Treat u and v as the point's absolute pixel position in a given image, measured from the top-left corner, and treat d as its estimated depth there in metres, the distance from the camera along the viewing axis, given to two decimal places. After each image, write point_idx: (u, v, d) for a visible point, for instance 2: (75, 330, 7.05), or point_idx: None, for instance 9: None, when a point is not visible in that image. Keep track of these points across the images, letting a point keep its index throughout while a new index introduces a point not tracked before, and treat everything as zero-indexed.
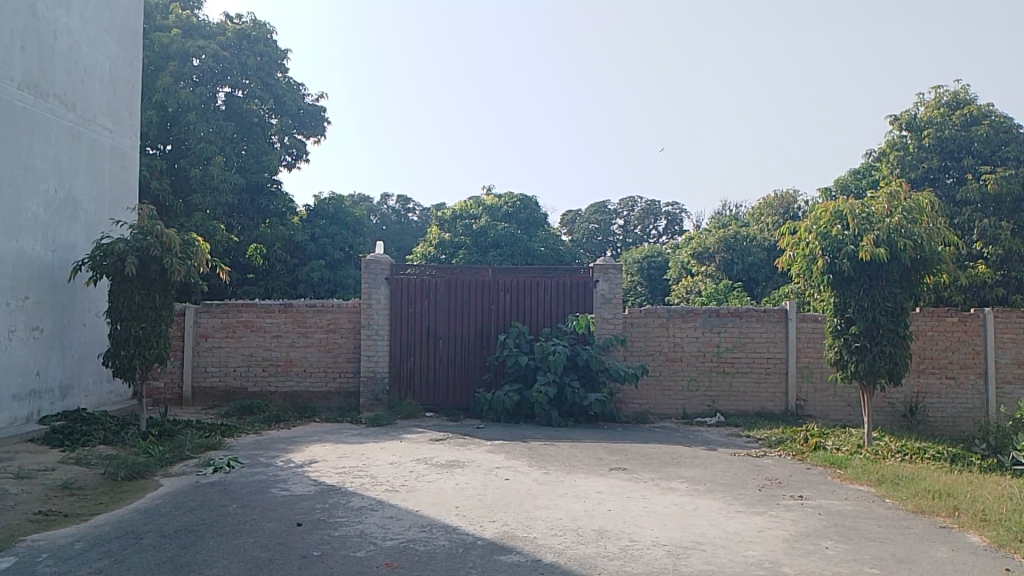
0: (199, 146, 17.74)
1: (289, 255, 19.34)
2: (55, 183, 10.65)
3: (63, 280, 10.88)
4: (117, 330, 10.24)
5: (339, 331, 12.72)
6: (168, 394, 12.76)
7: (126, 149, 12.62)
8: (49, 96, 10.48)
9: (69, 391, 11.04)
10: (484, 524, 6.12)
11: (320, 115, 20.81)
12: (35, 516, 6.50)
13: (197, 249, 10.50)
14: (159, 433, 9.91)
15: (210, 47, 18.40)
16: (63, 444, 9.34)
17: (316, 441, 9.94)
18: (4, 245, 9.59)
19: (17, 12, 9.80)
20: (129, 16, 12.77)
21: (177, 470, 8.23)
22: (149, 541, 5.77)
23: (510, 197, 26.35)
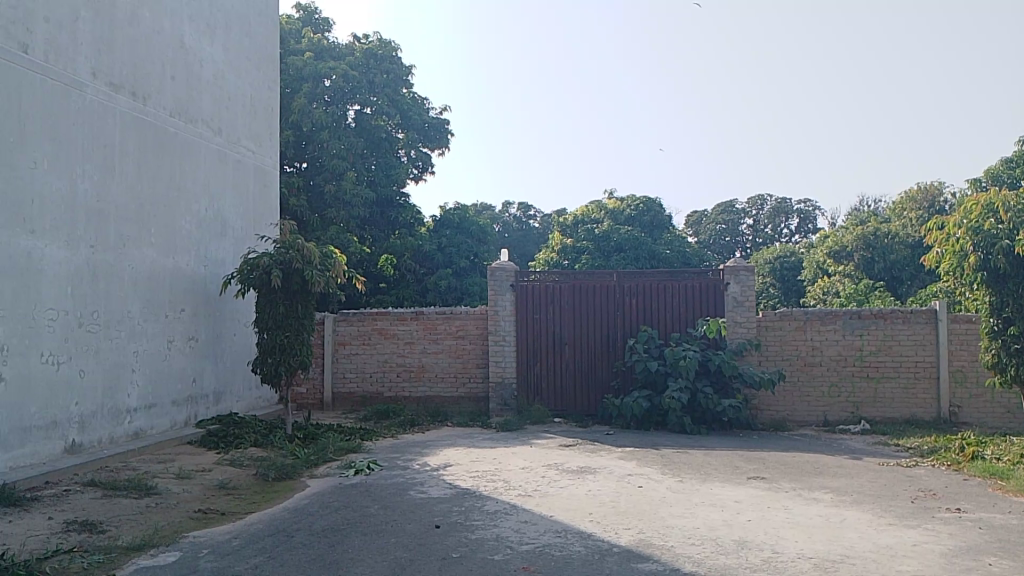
0: (332, 163, 18.69)
1: (417, 266, 19.91)
2: (204, 203, 11.42)
3: (214, 293, 11.67)
4: (265, 339, 10.87)
5: (468, 338, 12.97)
6: (311, 399, 13.43)
7: (267, 167, 13.38)
8: (197, 122, 11.28)
9: (222, 397, 11.83)
10: (620, 531, 6.07)
11: (444, 127, 21.32)
12: (196, 513, 6.99)
13: (334, 261, 11.01)
14: (304, 436, 10.46)
15: (340, 68, 19.29)
16: (218, 446, 10.00)
17: (449, 445, 10.18)
18: (163, 261, 10.40)
19: (168, 45, 10.62)
20: (266, 43, 13.56)
21: (322, 472, 8.66)
22: (299, 539, 6.08)
23: (632, 200, 26.17)
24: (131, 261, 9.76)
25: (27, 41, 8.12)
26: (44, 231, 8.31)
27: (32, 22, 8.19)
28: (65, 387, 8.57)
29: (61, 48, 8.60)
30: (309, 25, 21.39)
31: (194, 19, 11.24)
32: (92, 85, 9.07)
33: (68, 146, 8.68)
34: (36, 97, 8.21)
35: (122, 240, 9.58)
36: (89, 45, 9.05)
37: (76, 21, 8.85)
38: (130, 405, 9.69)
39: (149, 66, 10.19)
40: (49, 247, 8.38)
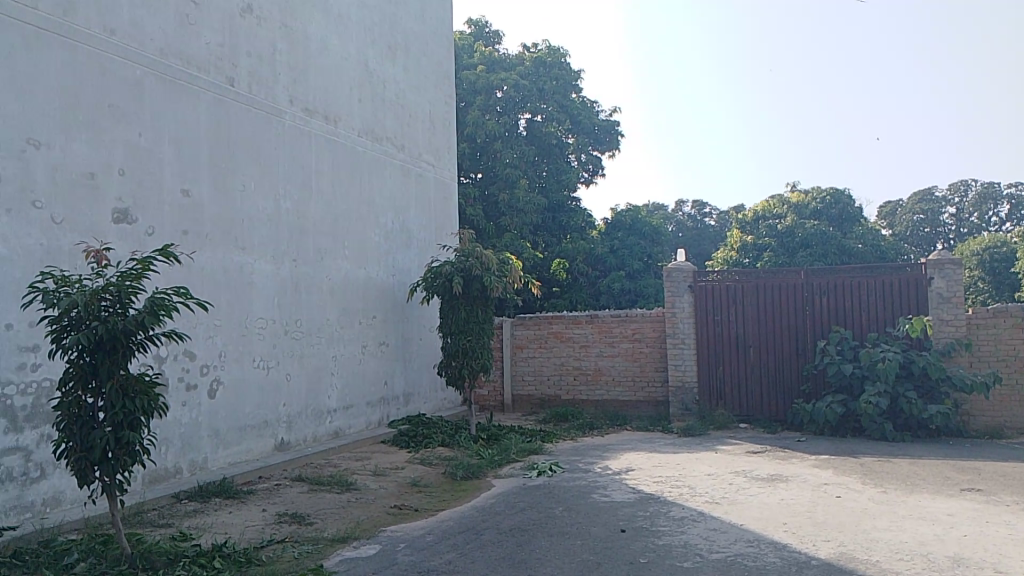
0: (505, 172, 19.20)
1: (590, 268, 19.93)
2: (391, 216, 12.08)
3: (402, 300, 12.30)
4: (448, 343, 11.31)
5: (645, 340, 12.82)
6: (492, 401, 13.83)
7: (447, 179, 13.94)
8: (382, 139, 11.96)
9: (411, 398, 12.45)
10: (817, 543, 5.75)
11: (615, 129, 21.24)
12: (393, 509, 7.39)
13: (510, 267, 11.27)
14: (488, 437, 10.78)
15: (511, 78, 19.75)
16: (409, 446, 10.53)
17: (630, 449, 10.11)
18: (355, 271, 11.11)
19: (355, 69, 11.35)
20: (442, 60, 14.15)
21: (507, 472, 8.87)
22: (488, 537, 6.26)
23: (818, 192, 24.84)
24: (328, 273, 10.51)
25: (233, 75, 8.95)
26: (252, 246, 9.11)
27: (237, 57, 9.02)
28: (274, 389, 9.36)
29: (262, 79, 9.41)
30: (480, 39, 22.08)
31: (377, 43, 11.94)
32: (290, 111, 9.88)
33: (271, 168, 9.48)
34: (242, 125, 9.03)
35: (320, 253, 10.33)
36: (285, 75, 9.84)
37: (274, 53, 9.65)
38: (330, 406, 10.42)
39: (339, 90, 10.93)
40: (257, 261, 9.18)
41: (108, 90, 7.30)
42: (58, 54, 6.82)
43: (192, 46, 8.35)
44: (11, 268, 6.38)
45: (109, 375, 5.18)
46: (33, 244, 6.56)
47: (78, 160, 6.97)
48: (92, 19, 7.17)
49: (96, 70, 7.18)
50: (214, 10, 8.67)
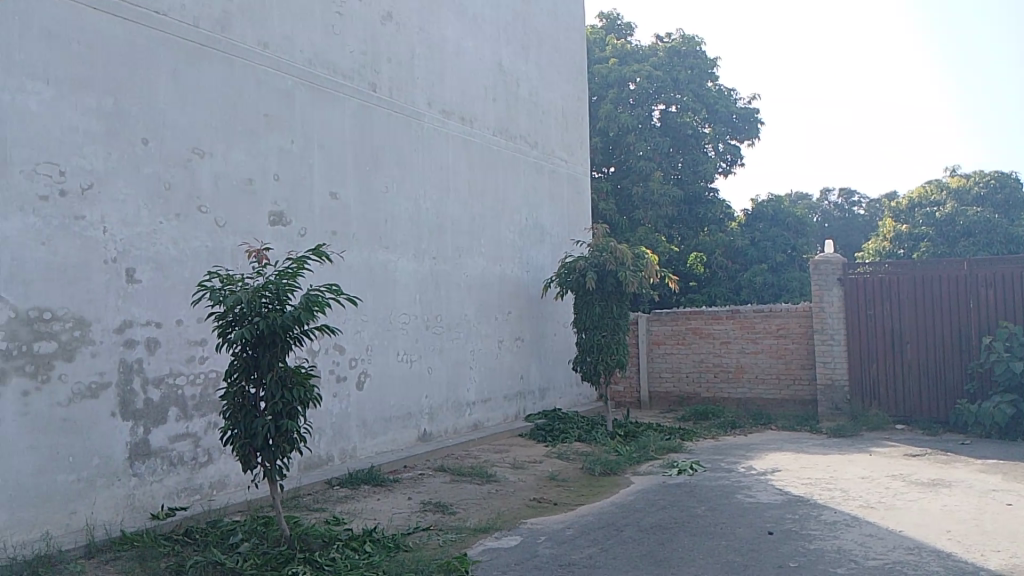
0: (639, 165, 18.97)
1: (730, 262, 19.25)
2: (525, 213, 12.21)
3: (536, 296, 12.40)
4: (583, 339, 11.30)
5: (791, 337, 12.30)
6: (628, 398, 13.71)
7: (579, 174, 13.91)
8: (516, 137, 12.09)
9: (547, 393, 12.54)
10: (987, 554, 5.31)
11: (754, 117, 20.47)
12: (532, 502, 7.47)
13: (646, 261, 11.11)
14: (625, 433, 10.69)
15: (644, 69, 19.47)
16: (546, 440, 10.60)
17: (774, 449, 9.73)
18: (491, 268, 11.29)
19: (489, 69, 11.53)
20: (575, 56, 14.13)
21: (645, 469, 8.76)
22: (628, 534, 6.20)
23: (982, 176, 23.00)
24: (465, 269, 10.75)
25: (375, 81, 9.32)
26: (395, 245, 9.45)
27: (378, 63, 9.39)
28: (416, 383, 9.68)
29: (402, 83, 9.75)
30: (612, 32, 21.89)
31: (511, 42, 12.09)
32: (428, 113, 10.17)
33: (411, 169, 9.79)
34: (384, 129, 9.39)
35: (458, 251, 10.58)
36: (424, 78, 10.15)
37: (413, 58, 9.97)
38: (469, 399, 10.66)
39: (473, 90, 11.15)
40: (399, 259, 9.52)
41: (263, 101, 7.78)
42: (219, 69, 7.34)
43: (337, 55, 8.76)
44: (181, 268, 6.93)
45: (270, 367, 5.54)
46: (200, 246, 7.10)
47: (237, 167, 7.48)
48: (248, 34, 7.66)
49: (252, 83, 7.67)
50: (357, 20, 9.06)
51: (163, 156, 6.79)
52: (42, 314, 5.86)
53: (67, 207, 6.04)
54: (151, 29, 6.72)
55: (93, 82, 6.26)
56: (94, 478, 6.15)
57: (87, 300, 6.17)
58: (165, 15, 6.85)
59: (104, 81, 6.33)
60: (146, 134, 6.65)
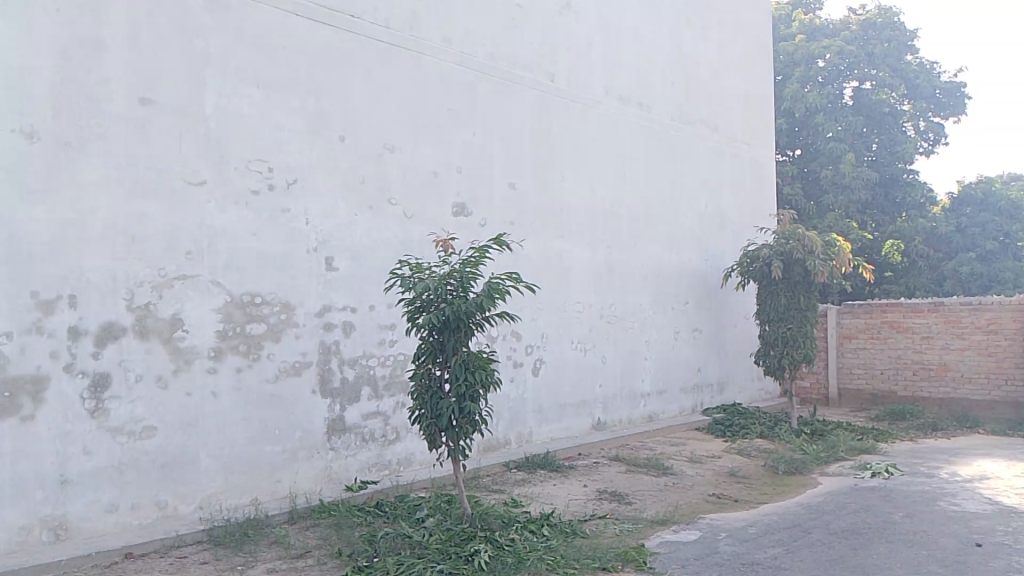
0: (828, 147, 17.90)
1: (931, 250, 17.49)
2: (705, 199, 11.87)
3: (716, 286, 12.03)
4: (767, 331, 10.83)
5: (1004, 332, 11.10)
6: (815, 394, 13.01)
7: (763, 159, 13.31)
8: (696, 122, 11.77)
9: (726, 387, 12.16)
10: None
11: (961, 91, 18.53)
12: (711, 497, 7.27)
13: (838, 249, 10.45)
14: (811, 432, 10.15)
15: (835, 45, 18.29)
16: (726, 435, 10.29)
17: (983, 455, 8.85)
18: (669, 257, 11.08)
19: (668, 53, 11.29)
20: (760, 34, 13.51)
21: (834, 470, 8.28)
22: (815, 536, 5.89)
23: None
24: (642, 258, 10.63)
25: (554, 71, 9.39)
26: (571, 234, 9.51)
27: (557, 53, 9.46)
28: (591, 371, 9.71)
29: (580, 72, 9.77)
30: (799, 8, 20.75)
31: (692, 24, 11.75)
32: (606, 101, 10.12)
33: (588, 157, 9.80)
34: (562, 118, 9.45)
35: (634, 239, 10.48)
36: (602, 66, 10.11)
37: (591, 46, 9.96)
38: (644, 390, 10.56)
39: (652, 76, 10.97)
40: (576, 248, 9.57)
41: (447, 96, 8.07)
42: (408, 67, 7.69)
43: (517, 47, 8.92)
44: (373, 257, 7.34)
45: (454, 351, 5.76)
46: (389, 236, 7.49)
47: (423, 161, 7.81)
48: (434, 32, 7.96)
49: (437, 78, 7.97)
50: (536, 11, 9.17)
51: (357, 151, 7.22)
52: (253, 298, 6.43)
53: (274, 201, 6.58)
54: (347, 32, 7.16)
55: (296, 84, 6.76)
56: (296, 451, 6.70)
57: (291, 286, 6.70)
58: (359, 18, 7.26)
59: (305, 83, 6.83)
60: (342, 131, 7.10)
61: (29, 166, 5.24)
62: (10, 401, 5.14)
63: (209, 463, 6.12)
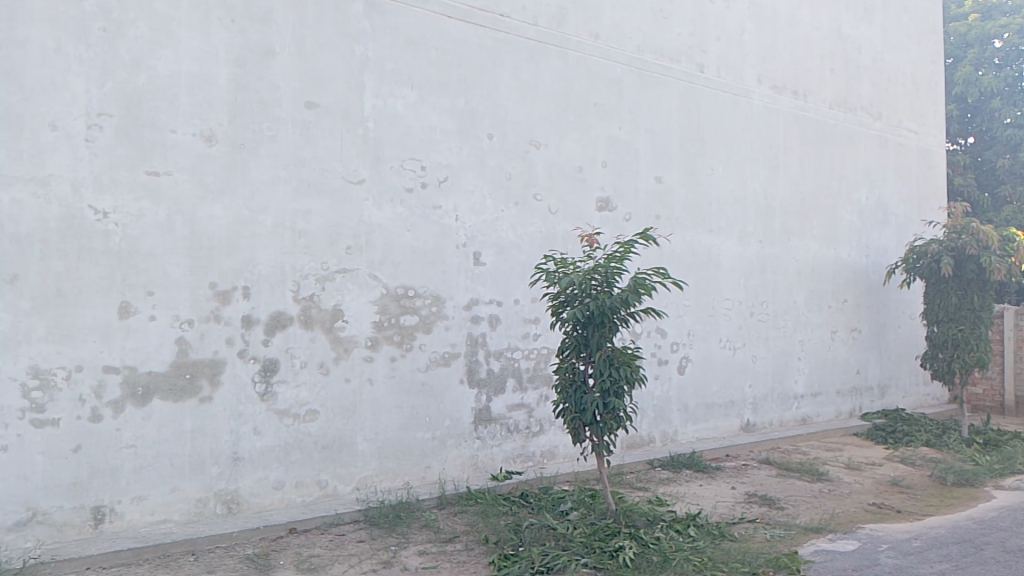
0: (1006, 133, 16.44)
1: None
2: (866, 192, 11.20)
3: (877, 283, 11.33)
4: (934, 332, 10.10)
5: None
6: (989, 402, 12.00)
7: (932, 147, 12.40)
8: (856, 109, 11.12)
9: (887, 391, 11.44)
10: None
11: None
12: (870, 506, 6.87)
13: (1018, 244, 9.60)
14: (985, 442, 9.37)
15: (1015, 22, 16.77)
16: (887, 442, 9.68)
17: None
18: (825, 252, 10.55)
19: (826, 38, 10.73)
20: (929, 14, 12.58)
21: (1011, 485, 7.61)
22: (989, 553, 5.44)
23: None
24: (796, 254, 10.18)
25: (703, 61, 9.16)
26: (720, 229, 9.25)
27: (707, 43, 9.22)
28: (740, 370, 9.41)
29: (732, 62, 9.47)
30: None
31: (852, 6, 11.11)
32: (758, 90, 9.75)
33: (739, 149, 9.49)
34: (712, 110, 9.20)
35: (787, 234, 10.05)
36: (754, 54, 9.76)
37: (743, 34, 9.64)
38: (797, 391, 10.12)
39: (808, 63, 10.47)
40: (725, 243, 9.30)
41: (594, 91, 8.05)
42: (555, 63, 7.73)
43: (666, 38, 8.76)
44: (519, 252, 7.45)
45: (598, 347, 5.75)
46: (536, 231, 7.58)
47: (569, 156, 7.84)
48: (581, 27, 7.97)
49: (584, 74, 7.96)
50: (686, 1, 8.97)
51: (504, 148, 7.35)
52: (406, 291, 6.70)
53: (427, 198, 6.82)
54: (497, 31, 7.29)
55: (447, 84, 6.97)
56: (445, 439, 6.91)
57: (441, 279, 6.92)
58: (508, 18, 7.38)
59: (456, 83, 7.02)
60: (491, 129, 7.25)
61: (208, 167, 5.70)
62: (192, 383, 5.63)
63: (364, 447, 6.44)
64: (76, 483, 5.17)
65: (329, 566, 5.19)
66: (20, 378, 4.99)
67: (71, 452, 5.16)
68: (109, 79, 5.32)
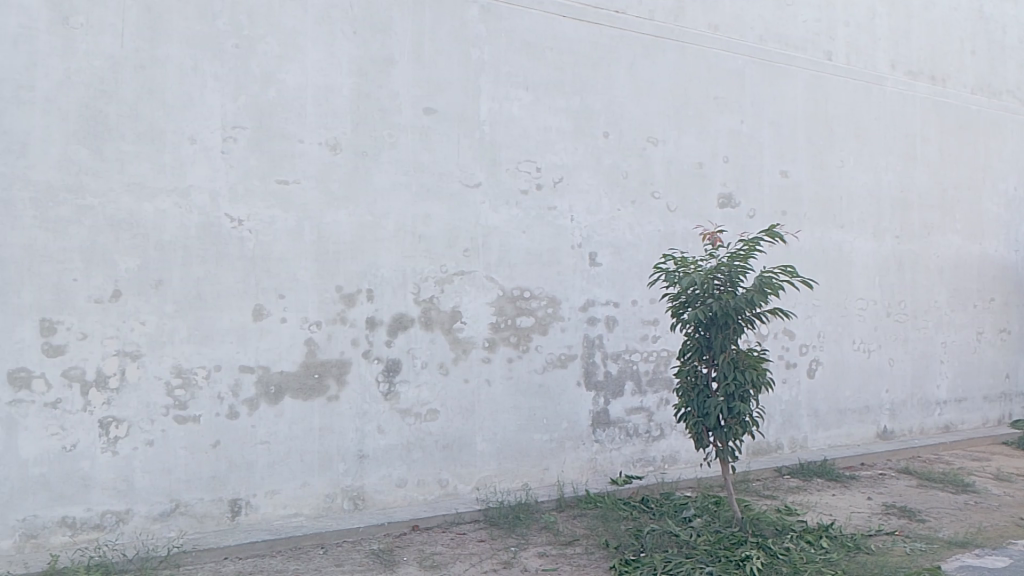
0: None
1: None
2: (1015, 181, 10.36)
3: None
4: None
5: None
6: None
7: None
8: (1002, 93, 10.32)
9: None
10: None
11: None
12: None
13: None
14: None
15: None
16: None
17: None
18: (969, 247, 9.82)
19: (967, 18, 10.01)
20: None
21: None
22: None
23: None
24: (936, 249, 9.53)
25: (831, 49, 8.73)
26: (851, 225, 8.78)
27: (835, 29, 8.78)
28: (875, 374, 8.89)
29: (862, 48, 8.99)
30: None
31: None
32: (891, 76, 9.20)
33: (871, 140, 8.98)
34: (841, 99, 8.75)
35: (926, 229, 9.43)
36: (887, 39, 9.21)
37: (874, 18, 9.12)
38: (938, 396, 9.46)
39: (947, 46, 9.79)
40: (857, 239, 8.82)
41: (713, 84, 7.82)
42: (673, 57, 7.56)
43: (789, 27, 8.41)
44: (637, 252, 7.32)
45: (722, 349, 5.56)
46: (654, 230, 7.43)
47: (689, 153, 7.65)
48: (699, 19, 7.76)
49: (702, 68, 7.75)
50: None
51: (621, 147, 7.25)
52: (523, 292, 6.71)
53: (543, 199, 6.82)
54: (612, 28, 7.21)
55: (562, 84, 6.94)
56: (563, 441, 6.88)
57: (558, 281, 6.89)
58: (623, 14, 7.29)
59: (571, 82, 6.98)
60: (607, 127, 7.17)
61: (333, 174, 5.91)
62: (320, 382, 5.84)
63: (484, 447, 6.49)
64: (215, 476, 5.47)
65: (451, 564, 5.26)
66: (165, 377, 5.33)
67: (210, 448, 5.46)
68: (242, 94, 5.60)
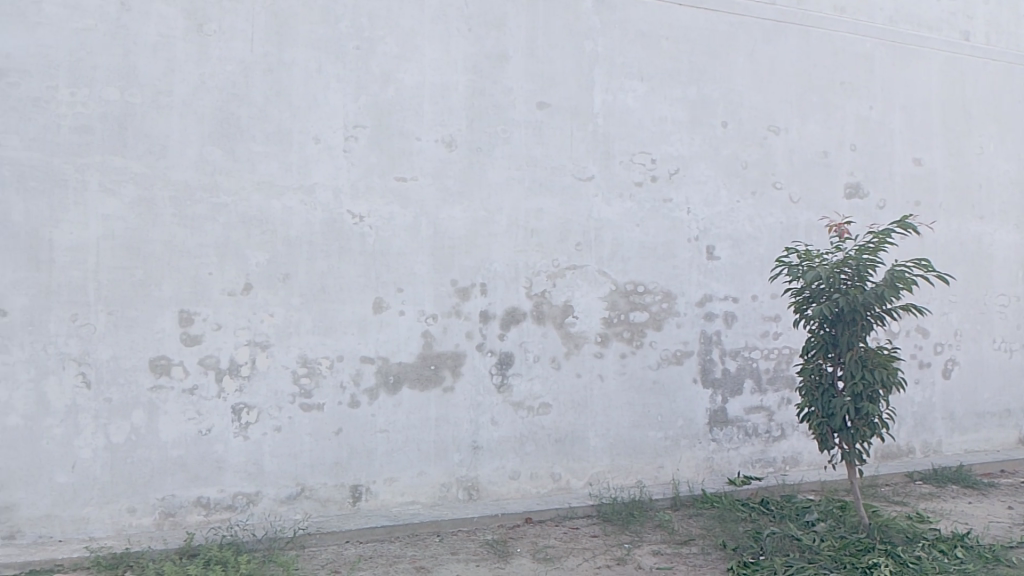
0: None
1: None
2: None
3: None
4: None
5: None
6: None
7: None
8: None
9: None
10: None
11: None
12: None
13: None
14: None
15: None
16: None
17: None
18: None
19: None
20: None
21: None
22: None
23: None
24: None
25: (969, 28, 8.16)
26: (992, 215, 8.19)
27: (974, 6, 8.20)
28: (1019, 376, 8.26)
29: (1005, 25, 8.36)
30: None
31: None
32: None
33: (1016, 124, 8.34)
34: (981, 81, 8.17)
35: None
36: None
37: None
38: None
39: None
40: (999, 231, 8.21)
41: (839, 69, 7.46)
42: (795, 42, 7.27)
43: (923, 6, 7.91)
44: (757, 245, 7.09)
45: (849, 347, 5.30)
46: (775, 222, 7.17)
47: (812, 142, 7.33)
48: (823, 2, 7.42)
49: (827, 52, 7.41)
50: None
51: (739, 137, 7.03)
52: (637, 287, 6.62)
53: (658, 192, 6.70)
54: (731, 15, 7.00)
55: (678, 74, 6.80)
56: (678, 438, 6.75)
57: (673, 275, 6.76)
58: None
59: (687, 72, 6.83)
60: (725, 117, 6.97)
61: (449, 170, 6.02)
62: (435, 374, 5.97)
63: (596, 442, 6.46)
64: (337, 462, 5.69)
65: (564, 558, 5.26)
66: (292, 366, 5.58)
67: (332, 435, 5.68)
68: (362, 93, 5.79)
